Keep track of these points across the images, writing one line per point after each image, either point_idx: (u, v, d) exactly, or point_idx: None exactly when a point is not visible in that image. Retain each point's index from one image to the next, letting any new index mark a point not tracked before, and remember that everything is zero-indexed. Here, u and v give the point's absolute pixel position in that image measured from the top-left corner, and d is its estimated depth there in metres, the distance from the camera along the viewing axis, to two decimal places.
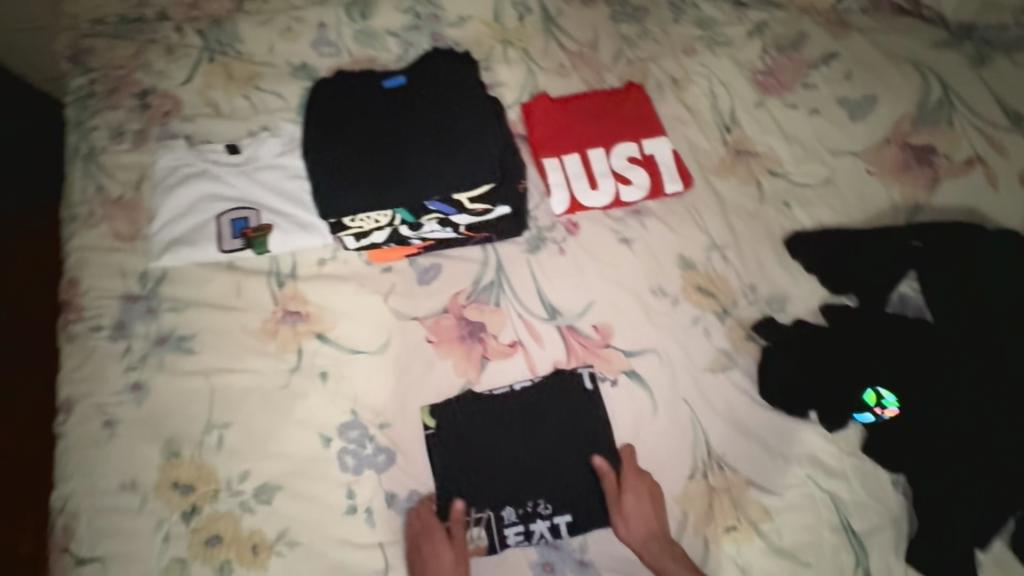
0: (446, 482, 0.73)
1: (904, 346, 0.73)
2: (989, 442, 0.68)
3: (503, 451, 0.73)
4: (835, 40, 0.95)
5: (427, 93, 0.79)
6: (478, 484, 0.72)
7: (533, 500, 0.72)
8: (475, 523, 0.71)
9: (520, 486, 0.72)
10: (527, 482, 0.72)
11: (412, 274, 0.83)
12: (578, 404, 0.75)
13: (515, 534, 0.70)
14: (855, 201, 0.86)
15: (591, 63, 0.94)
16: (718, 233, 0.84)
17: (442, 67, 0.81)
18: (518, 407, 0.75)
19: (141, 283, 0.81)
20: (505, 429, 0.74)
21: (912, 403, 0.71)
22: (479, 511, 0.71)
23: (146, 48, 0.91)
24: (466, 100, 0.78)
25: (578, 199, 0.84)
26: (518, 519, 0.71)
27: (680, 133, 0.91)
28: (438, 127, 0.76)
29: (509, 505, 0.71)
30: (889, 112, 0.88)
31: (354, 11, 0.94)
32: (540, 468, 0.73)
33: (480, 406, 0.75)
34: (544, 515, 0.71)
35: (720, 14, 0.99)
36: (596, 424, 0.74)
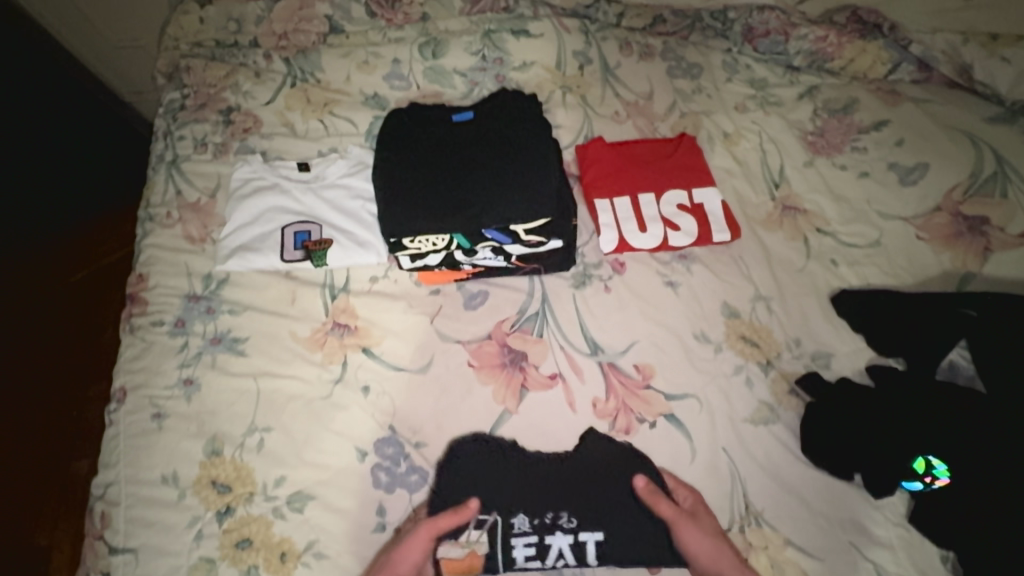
0: (465, 485, 0.72)
1: (959, 416, 0.71)
2: None
3: (536, 462, 0.73)
4: (886, 108, 0.97)
5: (495, 132, 0.84)
6: (512, 492, 0.71)
7: (554, 513, 0.70)
8: (475, 525, 0.69)
9: (537, 496, 0.71)
10: (551, 494, 0.71)
11: (459, 298, 0.86)
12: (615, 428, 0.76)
13: (525, 545, 0.68)
14: (905, 264, 0.86)
15: (645, 112, 0.99)
16: (764, 284, 0.85)
17: (508, 110, 0.87)
18: (545, 421, 0.77)
19: (204, 284, 0.85)
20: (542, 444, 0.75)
21: (966, 475, 0.68)
22: (486, 514, 0.70)
23: (236, 71, 0.99)
24: (532, 140, 0.83)
25: (627, 240, 0.87)
26: (530, 529, 0.69)
27: (729, 185, 0.93)
28: (503, 163, 0.81)
29: (521, 512, 0.70)
30: (940, 181, 0.89)
31: (427, 51, 1.01)
32: (577, 483, 0.72)
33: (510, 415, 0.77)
34: (566, 529, 0.69)
35: (773, 74, 1.03)
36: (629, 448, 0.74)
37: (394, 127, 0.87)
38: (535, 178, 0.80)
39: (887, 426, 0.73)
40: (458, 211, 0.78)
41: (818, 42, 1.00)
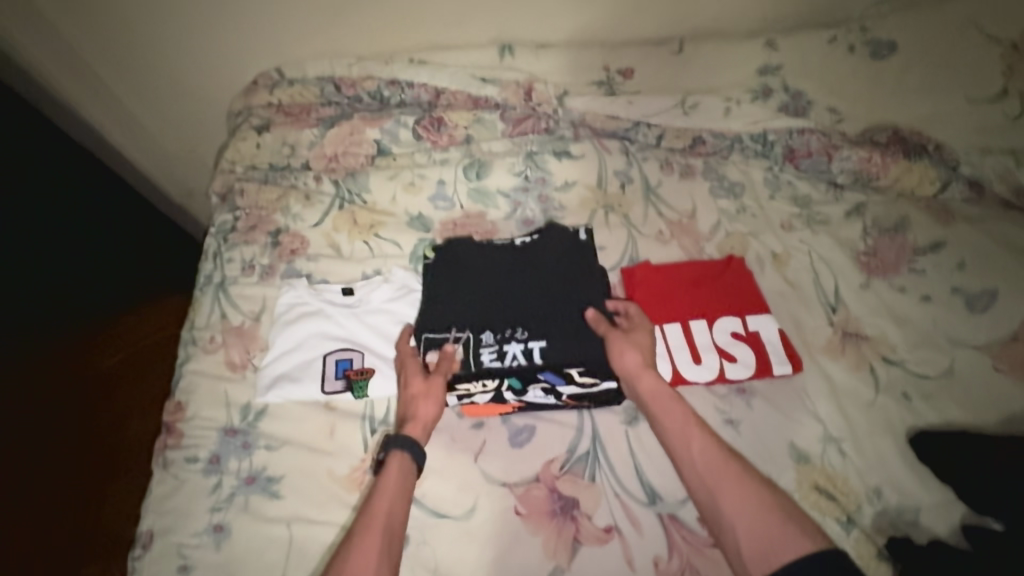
0: (434, 302, 0.86)
1: None
2: None
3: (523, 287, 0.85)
4: (941, 228, 0.94)
5: (553, 270, 0.87)
6: (475, 322, 0.83)
7: (512, 329, 0.82)
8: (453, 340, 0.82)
9: (503, 319, 0.83)
10: (517, 318, 0.83)
11: (504, 433, 0.81)
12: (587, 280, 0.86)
13: (489, 353, 0.80)
14: (987, 400, 0.80)
15: (690, 232, 0.98)
16: (832, 423, 0.79)
17: (560, 242, 0.89)
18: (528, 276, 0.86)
19: (242, 415, 0.82)
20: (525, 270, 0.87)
21: None
22: (461, 331, 0.82)
23: (287, 194, 1.02)
24: (587, 284, 0.85)
25: (682, 371, 0.83)
26: (494, 342, 0.81)
27: (783, 310, 0.89)
28: (557, 303, 0.84)
29: (488, 329, 0.82)
30: (1015, 309, 0.85)
31: (471, 171, 1.03)
32: (541, 320, 0.82)
33: (480, 274, 0.87)
34: (519, 340, 0.80)
35: (816, 191, 1.02)
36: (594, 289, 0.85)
37: (450, 249, 0.90)
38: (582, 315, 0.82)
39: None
40: (506, 343, 0.80)
41: (863, 162, 1.00)
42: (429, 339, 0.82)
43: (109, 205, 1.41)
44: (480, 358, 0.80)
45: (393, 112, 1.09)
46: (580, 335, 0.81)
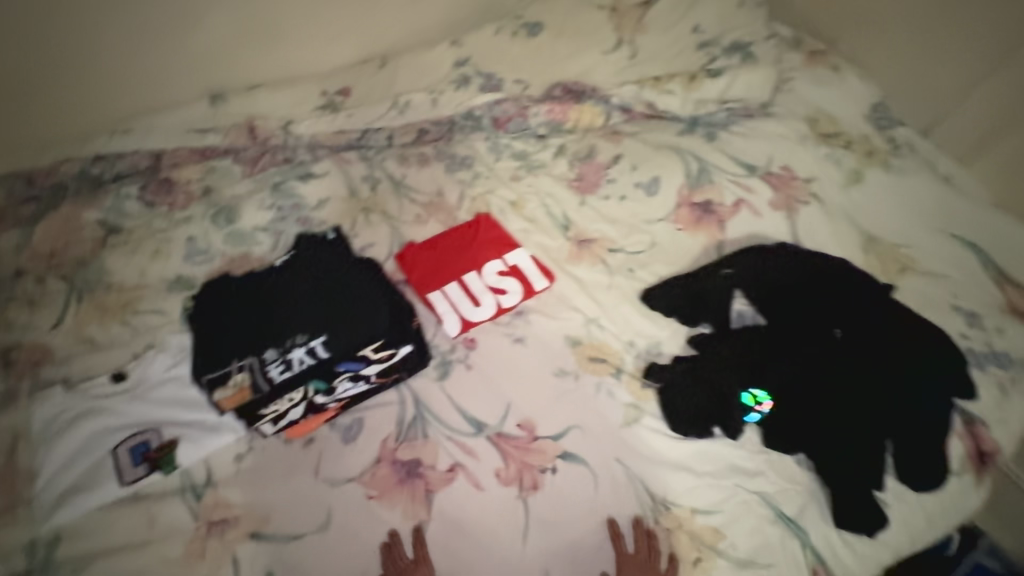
0: (207, 346, 0.88)
1: (759, 354, 0.90)
2: (840, 401, 0.86)
3: (288, 298, 0.92)
4: (616, 145, 1.24)
5: (310, 272, 0.95)
6: (253, 346, 0.88)
7: (290, 337, 0.88)
8: (239, 370, 0.86)
9: (279, 333, 0.89)
10: (293, 326, 0.90)
11: (336, 436, 0.85)
12: (344, 269, 0.96)
13: (277, 367, 0.86)
14: (677, 253, 1.10)
15: (442, 208, 1.12)
16: (589, 308, 0.99)
17: (317, 252, 0.98)
18: (288, 289, 0.93)
19: (28, 556, 0.71)
20: (286, 283, 0.94)
21: (780, 394, 0.87)
22: (243, 360, 0.86)
23: (5, 308, 0.90)
24: (346, 272, 0.96)
25: (468, 317, 0.96)
26: (278, 356, 0.87)
27: (531, 241, 1.09)
28: (324, 298, 0.92)
29: (269, 348, 0.87)
30: (671, 185, 1.14)
31: (220, 219, 1.03)
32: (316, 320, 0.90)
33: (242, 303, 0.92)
34: (301, 344, 0.88)
35: (529, 146, 1.25)
36: (352, 274, 0.96)
37: (209, 296, 0.93)
38: (350, 301, 0.92)
39: (725, 384, 0.88)
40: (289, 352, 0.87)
41: (548, 114, 1.26)
42: (211, 380, 0.85)
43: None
44: (268, 375, 0.85)
45: (112, 189, 1.03)
46: (354, 318, 0.91)
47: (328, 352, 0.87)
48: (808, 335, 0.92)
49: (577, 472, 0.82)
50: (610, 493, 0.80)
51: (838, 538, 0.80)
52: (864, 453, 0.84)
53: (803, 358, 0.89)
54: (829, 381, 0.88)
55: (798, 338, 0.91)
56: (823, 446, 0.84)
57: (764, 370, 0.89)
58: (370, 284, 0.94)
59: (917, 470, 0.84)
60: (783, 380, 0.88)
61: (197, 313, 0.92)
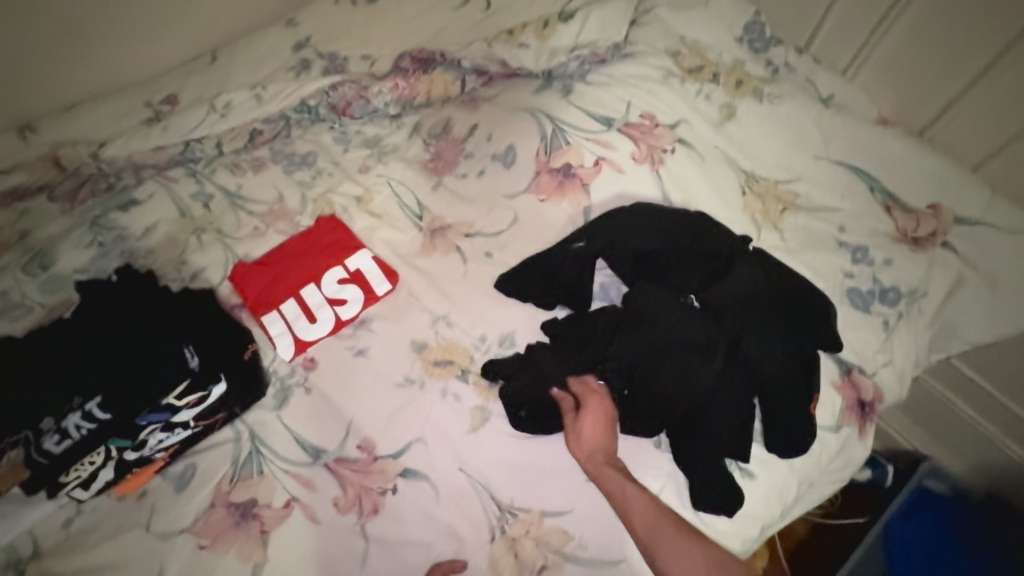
0: None
1: (610, 334, 0.83)
2: (694, 375, 0.79)
3: (67, 348, 0.78)
4: (472, 113, 1.12)
5: (99, 316, 0.83)
6: (23, 413, 0.74)
7: (71, 399, 0.77)
8: (14, 446, 0.75)
9: (59, 394, 0.77)
10: (74, 382, 0.76)
11: (168, 485, 0.80)
12: (143, 306, 0.85)
13: (54, 439, 0.74)
14: (539, 227, 1.01)
15: (282, 215, 1.03)
16: (439, 305, 0.92)
17: (111, 292, 0.87)
18: (70, 337, 0.80)
19: None
20: (70, 331, 0.81)
21: (633, 376, 0.80)
22: (15, 435, 0.75)
23: None
24: (145, 310, 0.85)
25: (303, 337, 0.89)
26: (53, 424, 0.76)
27: (378, 239, 1.00)
28: (113, 342, 0.80)
29: (47, 415, 0.76)
30: (528, 152, 1.04)
31: (34, 266, 0.95)
32: (102, 369, 0.78)
33: (6, 362, 0.76)
34: (76, 409, 0.76)
35: (382, 129, 1.15)
36: (154, 310, 0.85)
37: None
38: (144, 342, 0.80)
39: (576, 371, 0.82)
40: (64, 419, 0.76)
41: (394, 90, 1.14)
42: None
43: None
44: (46, 449, 0.74)
45: None
46: (146, 362, 0.79)
47: (110, 412, 0.76)
48: (663, 308, 0.82)
49: (421, 490, 0.77)
50: (451, 507, 0.76)
51: (696, 520, 0.76)
52: (723, 428, 0.78)
53: (656, 332, 0.81)
54: (686, 354, 0.80)
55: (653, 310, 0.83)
56: (681, 424, 0.79)
57: (616, 355, 0.81)
58: (172, 321, 0.85)
59: (783, 435, 0.78)
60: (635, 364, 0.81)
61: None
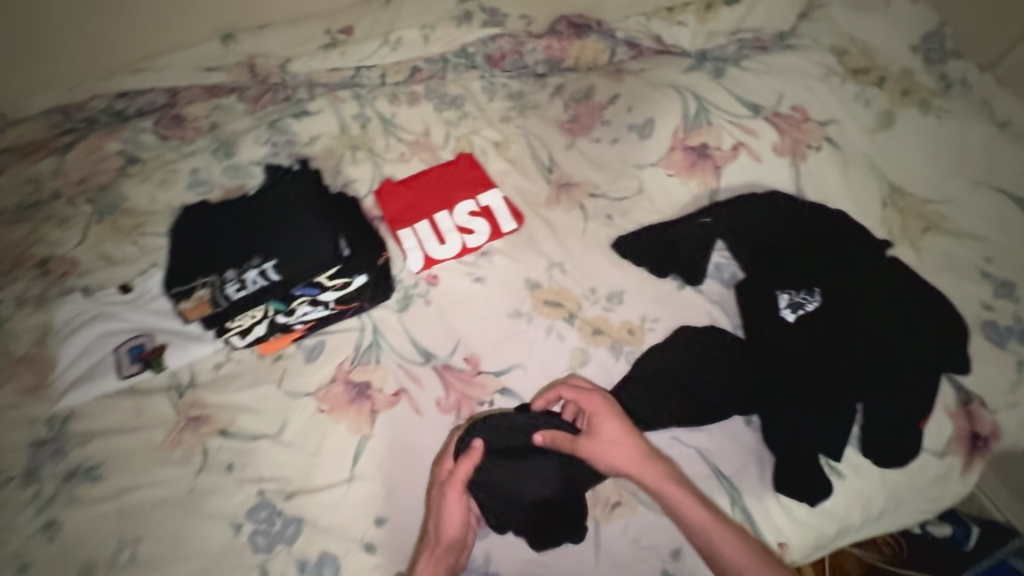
0: (179, 264, 0.91)
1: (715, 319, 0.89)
2: (795, 367, 0.81)
3: (254, 223, 0.94)
4: (615, 84, 1.15)
5: (278, 199, 0.97)
6: (215, 264, 0.90)
7: (250, 259, 0.90)
8: (201, 286, 0.88)
9: (242, 254, 0.90)
10: (255, 248, 0.91)
11: (300, 355, 0.93)
12: (313, 198, 0.98)
13: (233, 288, 0.87)
14: (663, 201, 1.04)
15: (426, 147, 1.12)
16: (555, 253, 0.98)
17: (292, 181, 1.01)
18: (257, 213, 0.96)
19: (49, 426, 0.87)
20: (258, 208, 0.96)
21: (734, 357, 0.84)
22: (204, 278, 0.88)
23: (42, 225, 1.03)
24: (314, 201, 0.97)
25: (432, 255, 0.98)
26: (235, 276, 0.88)
27: (509, 183, 1.07)
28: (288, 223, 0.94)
29: (230, 268, 0.89)
30: (667, 128, 1.06)
31: (221, 153, 1.11)
32: (277, 241, 0.91)
33: (214, 225, 0.95)
34: (256, 266, 0.89)
35: (526, 85, 1.21)
36: (321, 203, 0.97)
37: (189, 216, 0.97)
38: (311, 228, 0.94)
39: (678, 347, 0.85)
40: (245, 273, 0.88)
41: (547, 51, 1.20)
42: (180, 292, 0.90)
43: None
44: (227, 294, 0.87)
45: (132, 122, 1.13)
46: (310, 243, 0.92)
47: (281, 275, 0.88)
48: (772, 299, 0.86)
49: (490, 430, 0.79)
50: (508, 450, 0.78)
51: (776, 503, 0.76)
52: (819, 423, 0.78)
53: (761, 321, 0.85)
54: (792, 351, 0.82)
55: (763, 303, 0.86)
56: (778, 409, 0.79)
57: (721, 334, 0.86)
58: (334, 216, 0.97)
59: (882, 444, 0.77)
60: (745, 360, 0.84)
61: (176, 234, 0.97)
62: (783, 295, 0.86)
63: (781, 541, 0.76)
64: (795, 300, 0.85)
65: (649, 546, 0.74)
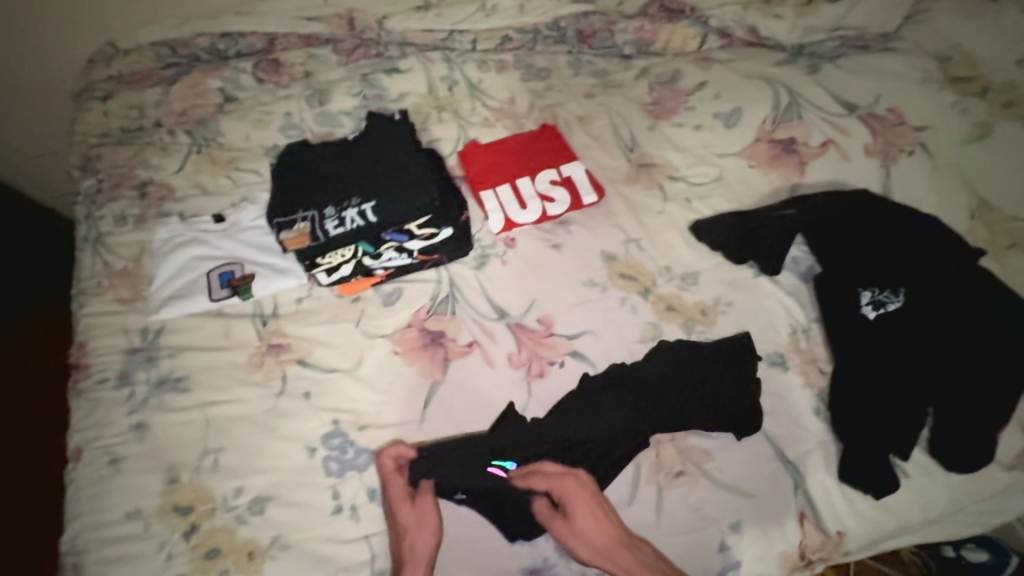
0: (280, 196, 0.96)
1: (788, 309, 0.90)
2: (869, 363, 0.83)
3: (353, 165, 0.97)
4: (703, 71, 1.15)
5: (377, 145, 0.99)
6: (316, 199, 0.94)
7: (348, 199, 0.93)
8: (302, 220, 0.93)
9: (341, 193, 0.94)
10: (353, 189, 0.94)
11: (378, 299, 0.96)
12: (408, 146, 0.98)
13: (332, 224, 0.92)
14: (743, 189, 1.02)
15: (510, 114, 1.14)
16: (632, 229, 0.99)
17: (390, 126, 1.01)
18: (355, 156, 0.98)
19: (142, 337, 0.92)
20: (357, 152, 0.98)
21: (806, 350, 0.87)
22: (306, 211, 0.93)
23: (144, 149, 1.09)
24: (410, 149, 0.98)
25: (512, 218, 1.00)
26: (334, 213, 0.92)
27: (590, 157, 1.09)
28: (384, 167, 0.95)
29: (329, 205, 0.93)
30: (754, 118, 1.06)
31: (314, 100, 1.15)
32: (375, 185, 0.94)
33: (316, 163, 0.98)
34: (354, 206, 0.92)
35: (611, 65, 1.21)
36: (416, 151, 0.98)
37: (291, 152, 1.01)
38: (406, 174, 0.94)
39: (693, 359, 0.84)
40: (344, 210, 0.92)
41: (637, 32, 1.20)
42: (280, 223, 0.94)
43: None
44: (325, 228, 0.91)
45: (232, 63, 1.18)
46: (405, 189, 0.93)
47: (376, 217, 0.91)
48: (848, 296, 0.88)
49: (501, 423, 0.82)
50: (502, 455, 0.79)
51: (839, 492, 0.77)
52: (889, 421, 0.79)
53: (837, 317, 0.87)
54: (867, 347, 0.84)
55: (843, 298, 0.88)
56: (847, 401, 0.81)
57: (740, 343, 0.86)
58: (428, 165, 0.97)
59: (951, 448, 0.78)
60: (737, 379, 0.83)
61: (275, 167, 1.01)
62: (865, 292, 0.88)
63: (840, 529, 0.76)
64: (876, 298, 0.87)
65: (709, 515, 0.76)
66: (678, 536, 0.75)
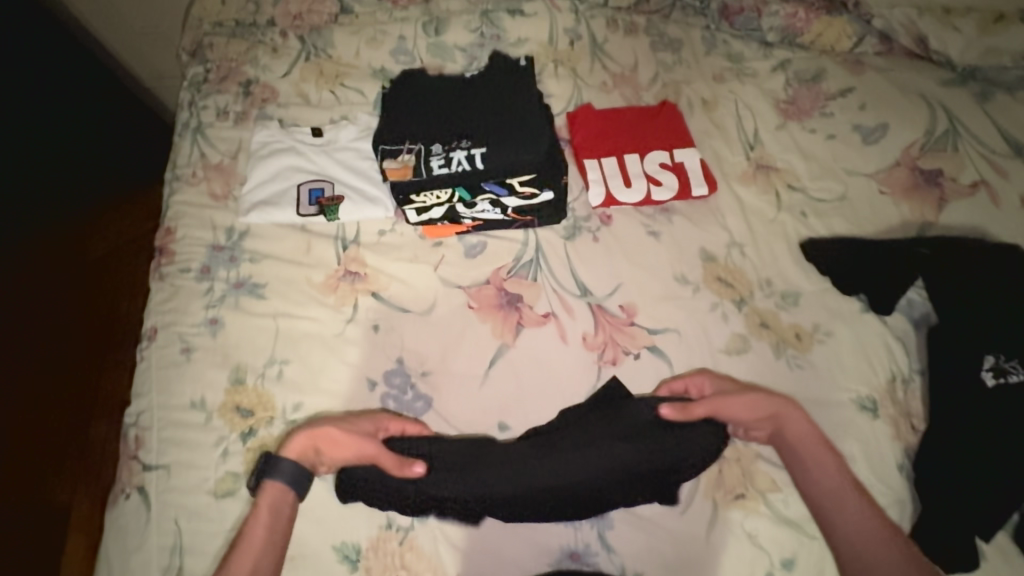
0: (389, 123, 0.92)
1: (889, 355, 0.84)
2: (965, 434, 0.75)
3: (468, 107, 0.92)
4: (851, 76, 1.05)
5: (496, 90, 0.94)
6: (426, 134, 0.90)
7: (458, 139, 0.88)
8: (407, 151, 0.87)
9: (450, 132, 0.89)
10: (463, 131, 0.89)
11: (460, 248, 0.94)
12: (529, 97, 0.92)
13: (438, 162, 0.86)
14: (870, 214, 0.93)
15: (630, 82, 1.07)
16: (738, 232, 0.93)
17: (513, 71, 0.96)
18: (472, 98, 0.93)
19: (227, 236, 0.93)
20: (472, 95, 0.93)
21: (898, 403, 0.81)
22: (413, 145, 0.88)
23: (255, 47, 1.08)
24: (528, 101, 0.92)
25: (614, 195, 0.94)
26: (442, 152, 0.87)
27: (708, 146, 1.01)
28: (501, 115, 0.90)
29: (437, 142, 0.88)
30: (899, 140, 0.97)
31: (430, 28, 1.09)
32: (488, 128, 0.89)
33: (429, 97, 0.94)
34: (464, 149, 0.87)
35: (748, 49, 1.11)
36: (534, 104, 0.92)
37: (404, 80, 0.97)
38: (521, 124, 0.89)
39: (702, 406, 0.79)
40: (452, 150, 0.87)
41: (789, 18, 1.09)
42: (385, 150, 0.88)
43: (108, 117, 1.44)
44: (430, 165, 0.86)
45: None
46: (518, 139, 0.87)
47: (484, 164, 0.85)
48: (964, 357, 0.79)
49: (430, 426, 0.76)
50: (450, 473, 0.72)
51: None
52: (979, 499, 0.72)
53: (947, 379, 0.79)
54: (972, 416, 0.76)
55: (959, 357, 0.80)
56: (940, 467, 0.75)
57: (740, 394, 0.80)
58: (543, 119, 0.90)
59: None
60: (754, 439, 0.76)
61: (386, 91, 0.97)
62: (986, 356, 0.78)
63: None
64: (999, 365, 0.76)
65: (761, 544, 0.72)
66: (727, 556, 0.72)
